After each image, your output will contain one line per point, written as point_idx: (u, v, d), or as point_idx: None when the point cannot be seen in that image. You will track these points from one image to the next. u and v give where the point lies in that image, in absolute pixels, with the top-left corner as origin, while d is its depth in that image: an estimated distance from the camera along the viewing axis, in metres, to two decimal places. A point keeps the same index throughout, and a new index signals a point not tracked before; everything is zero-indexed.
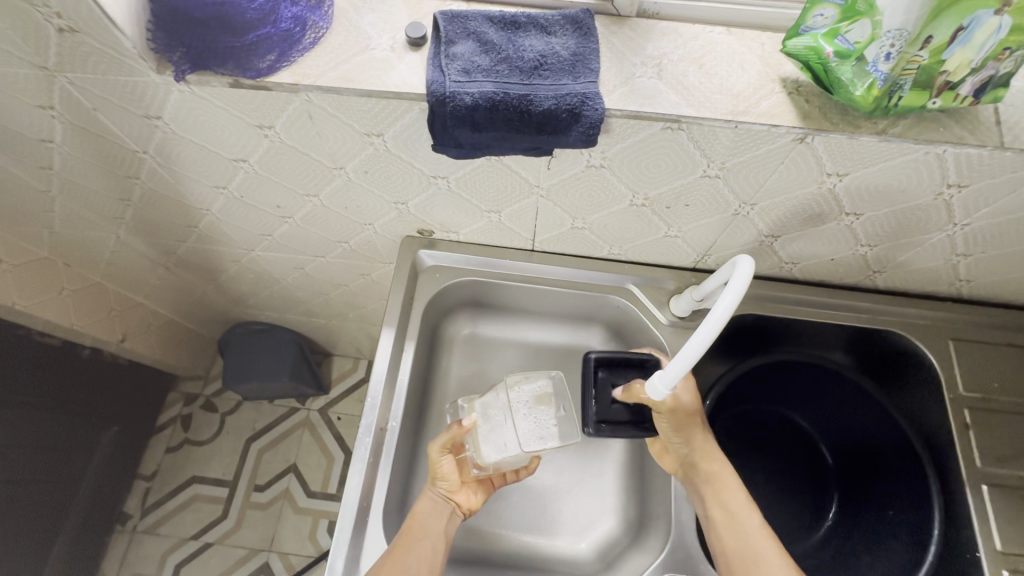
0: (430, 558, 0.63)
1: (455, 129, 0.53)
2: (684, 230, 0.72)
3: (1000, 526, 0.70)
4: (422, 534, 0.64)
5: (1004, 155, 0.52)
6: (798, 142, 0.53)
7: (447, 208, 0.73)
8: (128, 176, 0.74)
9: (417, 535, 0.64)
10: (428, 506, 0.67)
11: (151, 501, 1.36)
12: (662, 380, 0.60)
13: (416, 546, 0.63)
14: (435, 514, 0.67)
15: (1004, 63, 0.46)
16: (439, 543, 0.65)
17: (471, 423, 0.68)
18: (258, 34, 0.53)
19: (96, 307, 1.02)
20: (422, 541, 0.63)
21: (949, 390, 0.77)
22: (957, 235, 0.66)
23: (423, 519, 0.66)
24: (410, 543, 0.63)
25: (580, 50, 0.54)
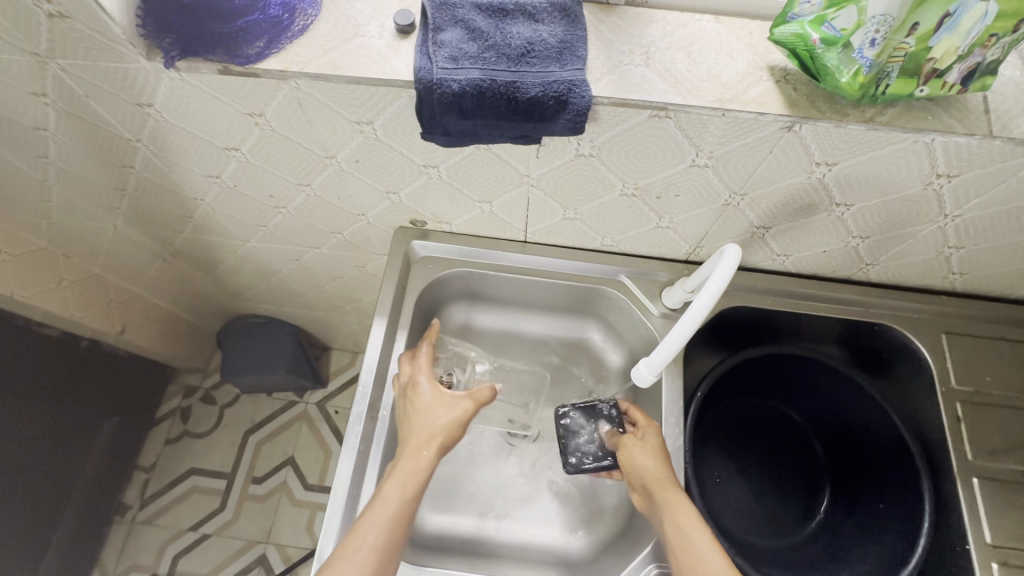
0: (404, 522, 0.60)
1: (443, 116, 0.53)
2: (676, 221, 0.72)
3: (991, 519, 0.69)
4: (398, 495, 0.61)
5: (992, 144, 0.52)
6: (786, 130, 0.53)
7: (439, 198, 0.74)
8: (123, 166, 0.75)
9: (394, 493, 0.61)
10: (411, 460, 0.64)
11: (150, 492, 1.37)
12: (647, 366, 0.65)
13: (390, 507, 0.60)
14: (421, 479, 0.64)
15: (991, 50, 0.46)
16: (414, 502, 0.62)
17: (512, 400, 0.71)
18: (247, 20, 0.53)
19: (95, 298, 1.03)
20: (396, 505, 0.60)
21: (941, 383, 0.77)
22: (948, 227, 0.65)
23: (405, 473, 0.62)
24: (382, 504, 0.60)
25: (568, 37, 0.54)
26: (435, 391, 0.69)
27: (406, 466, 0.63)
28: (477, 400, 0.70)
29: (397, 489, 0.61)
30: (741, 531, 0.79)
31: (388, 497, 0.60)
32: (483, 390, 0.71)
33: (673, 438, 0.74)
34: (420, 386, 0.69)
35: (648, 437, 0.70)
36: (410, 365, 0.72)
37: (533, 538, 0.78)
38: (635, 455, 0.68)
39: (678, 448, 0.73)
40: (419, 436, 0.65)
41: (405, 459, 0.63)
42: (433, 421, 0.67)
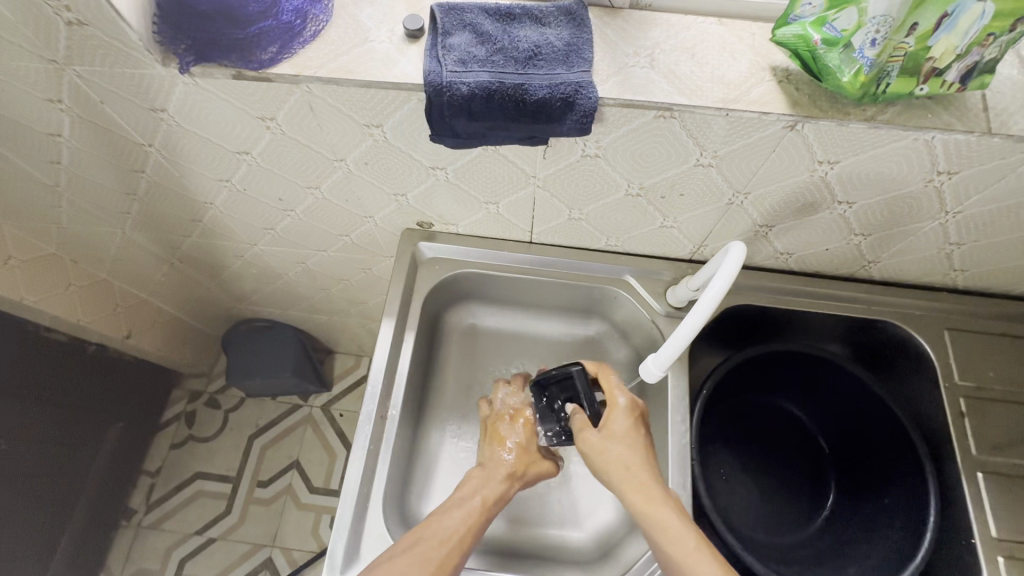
0: (474, 530, 0.62)
1: (452, 118, 0.54)
2: (680, 221, 0.73)
3: (995, 512, 0.70)
4: (478, 507, 0.63)
5: (991, 141, 0.53)
6: (789, 129, 0.54)
7: (447, 200, 0.75)
8: (134, 171, 0.76)
9: (473, 503, 0.64)
10: (495, 480, 0.67)
11: (155, 497, 1.37)
12: (656, 363, 0.64)
13: (468, 514, 0.62)
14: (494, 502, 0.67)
15: (988, 49, 0.47)
16: (489, 516, 0.64)
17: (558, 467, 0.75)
18: (260, 27, 0.55)
19: (103, 302, 1.04)
20: (473, 514, 0.63)
21: (944, 379, 0.77)
22: (949, 223, 0.66)
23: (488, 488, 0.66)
24: (460, 510, 0.62)
25: (574, 40, 0.55)
26: (531, 434, 0.74)
27: (490, 483, 0.67)
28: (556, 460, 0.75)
29: (481, 500, 0.64)
30: (747, 528, 0.80)
31: (470, 505, 0.63)
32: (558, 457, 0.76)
33: (680, 436, 0.74)
34: (524, 418, 0.75)
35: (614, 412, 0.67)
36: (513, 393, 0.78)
37: (543, 536, 0.78)
38: (598, 454, 0.65)
39: (685, 446, 0.74)
40: (508, 463, 0.70)
41: (501, 481, 0.67)
42: (525, 462, 0.71)
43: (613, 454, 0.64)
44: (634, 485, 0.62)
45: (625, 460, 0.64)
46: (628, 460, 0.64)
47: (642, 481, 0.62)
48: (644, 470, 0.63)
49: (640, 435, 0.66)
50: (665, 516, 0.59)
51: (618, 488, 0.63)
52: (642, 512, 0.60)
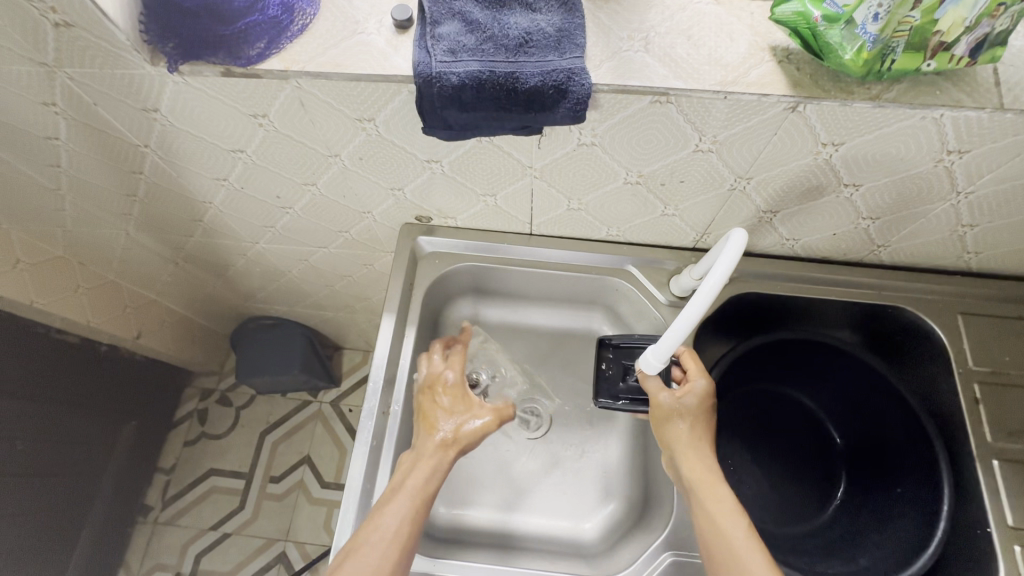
0: (414, 516, 0.60)
1: (443, 110, 0.53)
2: (682, 208, 0.71)
3: (1011, 500, 0.68)
4: (411, 493, 0.61)
5: (1004, 118, 0.51)
6: (790, 110, 0.52)
7: (444, 193, 0.74)
8: (133, 172, 0.76)
9: (404, 492, 0.61)
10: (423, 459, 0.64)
11: (171, 493, 1.39)
12: (655, 354, 0.61)
13: (401, 506, 0.59)
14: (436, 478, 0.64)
15: (999, 20, 0.45)
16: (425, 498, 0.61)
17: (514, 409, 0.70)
18: (247, 22, 0.53)
19: (111, 304, 1.05)
20: (408, 503, 0.60)
21: (958, 365, 0.75)
22: (961, 204, 0.64)
23: (418, 470, 0.62)
24: (395, 505, 0.60)
25: (566, 25, 0.54)
26: (451, 396, 0.68)
27: (422, 465, 0.63)
28: (501, 416, 0.68)
29: (413, 487, 0.61)
30: (755, 519, 0.79)
31: (405, 494, 0.61)
32: (507, 407, 0.69)
33: None
34: (442, 384, 0.69)
35: (692, 390, 0.66)
36: (433, 358, 0.72)
37: (548, 529, 0.78)
38: (670, 419, 0.65)
39: None
40: (438, 435, 0.66)
41: (427, 461, 0.63)
42: (455, 430, 0.66)
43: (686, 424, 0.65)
44: (700, 459, 0.63)
45: (697, 433, 0.65)
46: (697, 434, 0.65)
47: (705, 458, 0.63)
48: (708, 449, 0.64)
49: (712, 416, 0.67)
50: (727, 497, 0.60)
51: (682, 455, 0.64)
52: (700, 488, 0.61)
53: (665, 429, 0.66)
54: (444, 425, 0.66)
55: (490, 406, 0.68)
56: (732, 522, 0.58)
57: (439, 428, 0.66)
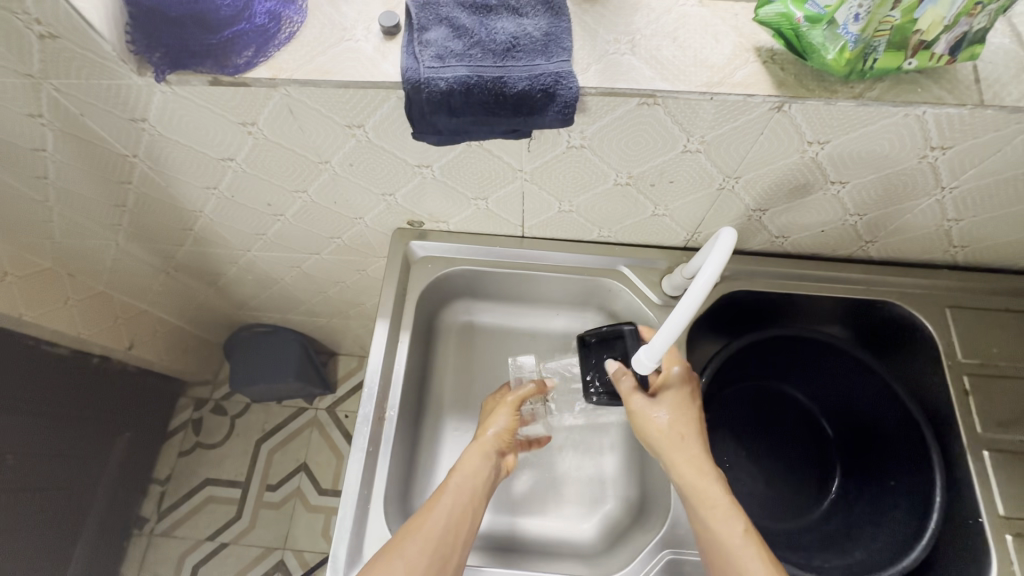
0: (470, 517, 0.63)
1: (432, 115, 0.53)
2: (672, 208, 0.72)
3: (1001, 490, 0.69)
4: (466, 497, 0.64)
5: (984, 114, 0.52)
6: (776, 110, 0.53)
7: (436, 198, 0.74)
8: (121, 182, 0.76)
9: (459, 494, 0.64)
10: (477, 463, 0.68)
11: (167, 504, 1.38)
12: (648, 354, 0.60)
13: (456, 509, 0.63)
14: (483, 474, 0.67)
15: (977, 19, 0.46)
16: (479, 502, 0.65)
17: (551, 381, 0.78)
18: (235, 30, 0.53)
19: (102, 314, 1.04)
20: (460, 505, 0.63)
21: (947, 358, 0.76)
22: (945, 199, 0.65)
23: (473, 475, 0.66)
24: (444, 501, 0.63)
25: (552, 29, 0.54)
26: (506, 409, 0.73)
27: (475, 470, 0.67)
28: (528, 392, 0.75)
29: (466, 487, 0.65)
30: (752, 515, 0.80)
31: (456, 493, 0.64)
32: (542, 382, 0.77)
33: None
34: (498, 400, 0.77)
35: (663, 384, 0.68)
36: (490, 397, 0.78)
37: (547, 531, 0.78)
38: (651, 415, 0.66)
39: None
40: (487, 442, 0.70)
41: (463, 461, 0.68)
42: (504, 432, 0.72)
43: (668, 422, 0.65)
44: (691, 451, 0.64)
45: (681, 424, 0.65)
46: (679, 429, 0.65)
47: (692, 458, 0.63)
48: (694, 445, 0.64)
49: (695, 405, 0.67)
50: (716, 494, 0.61)
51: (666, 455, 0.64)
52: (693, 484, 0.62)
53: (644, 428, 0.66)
54: (494, 430, 0.72)
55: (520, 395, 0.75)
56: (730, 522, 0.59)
57: (488, 434, 0.71)
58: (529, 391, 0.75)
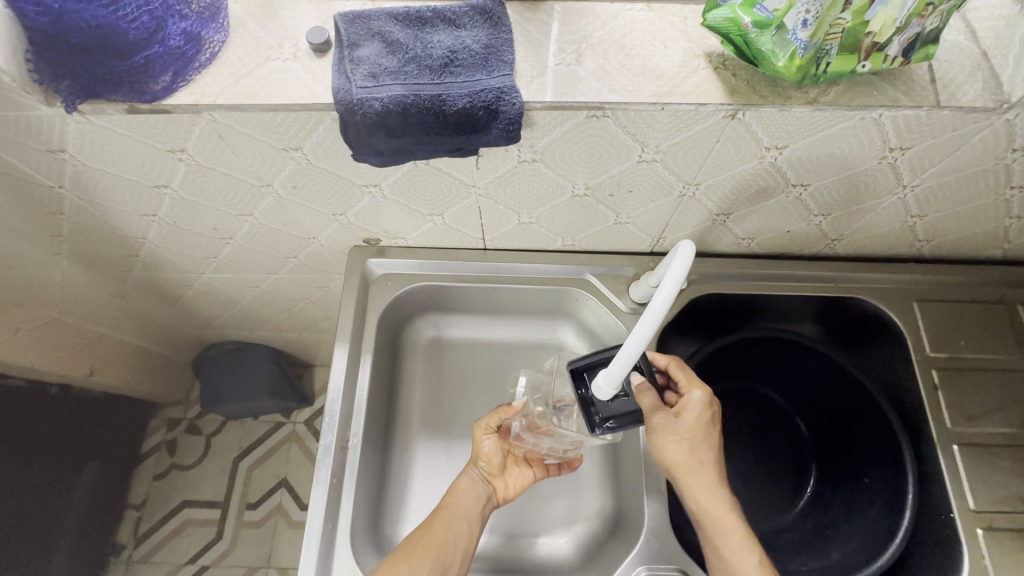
0: (466, 535, 0.65)
1: (370, 137, 0.50)
2: (634, 216, 0.69)
3: (971, 485, 0.69)
4: (463, 518, 0.66)
5: (941, 115, 0.50)
6: (730, 118, 0.51)
7: (390, 215, 0.71)
8: (53, 212, 0.71)
9: (456, 514, 0.66)
10: (467, 487, 0.70)
11: (143, 530, 1.34)
12: (606, 381, 0.55)
13: (454, 529, 0.65)
14: (473, 493, 0.70)
15: (929, 20, 0.44)
16: (475, 523, 0.67)
17: (519, 404, 0.72)
18: (147, 54, 0.48)
19: (56, 343, 0.99)
20: (456, 523, 0.65)
21: (916, 353, 0.76)
22: (908, 197, 0.64)
23: (464, 498, 0.68)
24: (445, 523, 0.65)
25: (492, 41, 0.51)
26: (485, 435, 0.73)
27: (468, 492, 0.69)
28: (505, 414, 0.72)
29: (462, 507, 0.67)
30: None
31: (455, 514, 0.66)
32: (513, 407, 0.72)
33: None
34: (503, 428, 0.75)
35: (687, 416, 0.64)
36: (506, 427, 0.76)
37: (524, 550, 0.77)
38: (670, 441, 0.63)
39: None
40: (479, 469, 0.72)
41: (453, 483, 0.71)
42: (494, 458, 0.72)
43: (687, 454, 0.63)
44: (709, 487, 0.63)
45: (698, 459, 0.63)
46: (700, 461, 0.63)
47: (715, 486, 0.63)
48: (715, 473, 0.64)
49: (713, 427, 0.65)
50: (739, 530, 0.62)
51: (690, 486, 0.63)
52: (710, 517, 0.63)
53: (672, 460, 0.64)
54: (485, 456, 0.72)
55: (490, 425, 0.73)
56: (744, 555, 0.61)
57: (480, 460, 0.72)
58: (493, 419, 0.73)
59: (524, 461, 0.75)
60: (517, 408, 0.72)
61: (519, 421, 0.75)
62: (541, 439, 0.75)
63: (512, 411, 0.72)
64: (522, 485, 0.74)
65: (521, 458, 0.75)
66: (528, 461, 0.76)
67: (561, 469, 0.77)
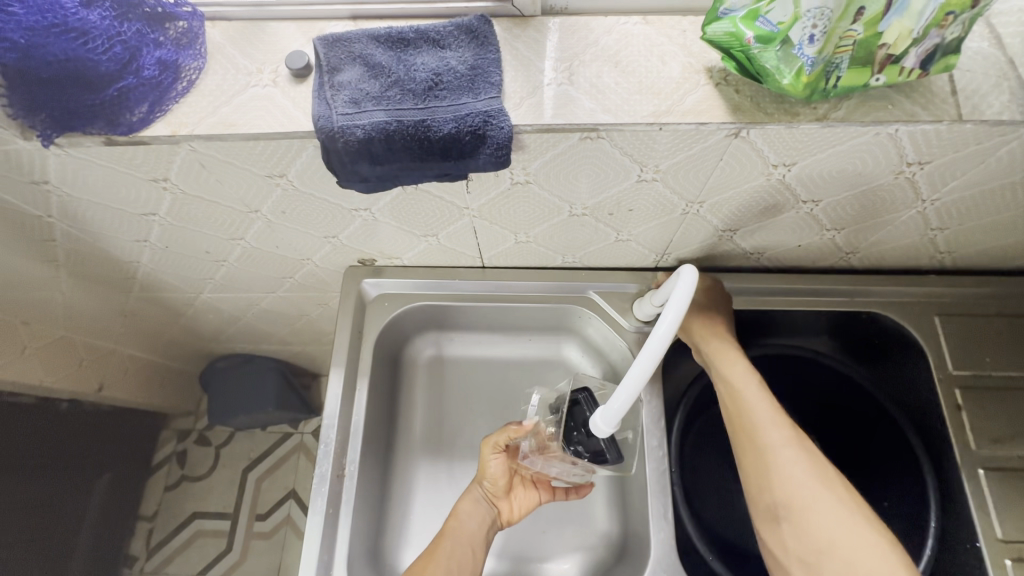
0: (471, 561, 0.63)
1: (354, 164, 0.48)
2: (636, 234, 0.66)
3: (999, 512, 0.65)
4: (467, 543, 0.64)
5: (963, 129, 0.46)
6: (733, 137, 0.48)
7: (383, 236, 0.69)
8: (46, 238, 0.70)
9: (460, 539, 0.64)
10: (473, 509, 0.68)
11: (155, 541, 1.33)
12: (604, 418, 0.53)
13: (459, 554, 0.63)
14: (478, 514, 0.68)
15: (949, 30, 0.41)
16: (480, 548, 0.65)
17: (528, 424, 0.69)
18: (119, 87, 0.47)
19: (63, 362, 0.99)
20: (460, 548, 0.63)
21: (938, 370, 0.72)
22: (928, 211, 0.60)
23: (467, 521, 0.66)
24: (450, 548, 0.63)
25: (478, 62, 0.48)
26: (491, 455, 0.71)
27: (473, 514, 0.67)
28: (513, 433, 0.70)
29: (467, 531, 0.65)
30: None
31: (459, 539, 0.64)
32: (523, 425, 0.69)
33: (658, 461, 0.70)
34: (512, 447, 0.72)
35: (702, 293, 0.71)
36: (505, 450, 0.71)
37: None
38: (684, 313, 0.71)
39: (665, 471, 0.69)
40: (485, 490, 0.70)
41: (456, 503, 0.69)
42: (501, 480, 0.70)
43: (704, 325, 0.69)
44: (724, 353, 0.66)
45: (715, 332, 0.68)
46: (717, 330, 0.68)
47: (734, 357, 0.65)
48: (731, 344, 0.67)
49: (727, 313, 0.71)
50: (781, 436, 0.57)
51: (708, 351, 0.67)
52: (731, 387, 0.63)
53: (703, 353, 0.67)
54: (489, 476, 0.70)
55: (494, 444, 0.70)
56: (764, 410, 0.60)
57: (485, 480, 0.70)
58: (501, 437, 0.70)
59: (531, 483, 0.73)
60: (527, 428, 0.69)
61: (528, 441, 0.71)
62: (549, 464, 0.70)
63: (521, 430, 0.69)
64: (527, 508, 0.72)
65: (528, 480, 0.73)
66: (535, 483, 0.73)
67: (568, 494, 0.74)
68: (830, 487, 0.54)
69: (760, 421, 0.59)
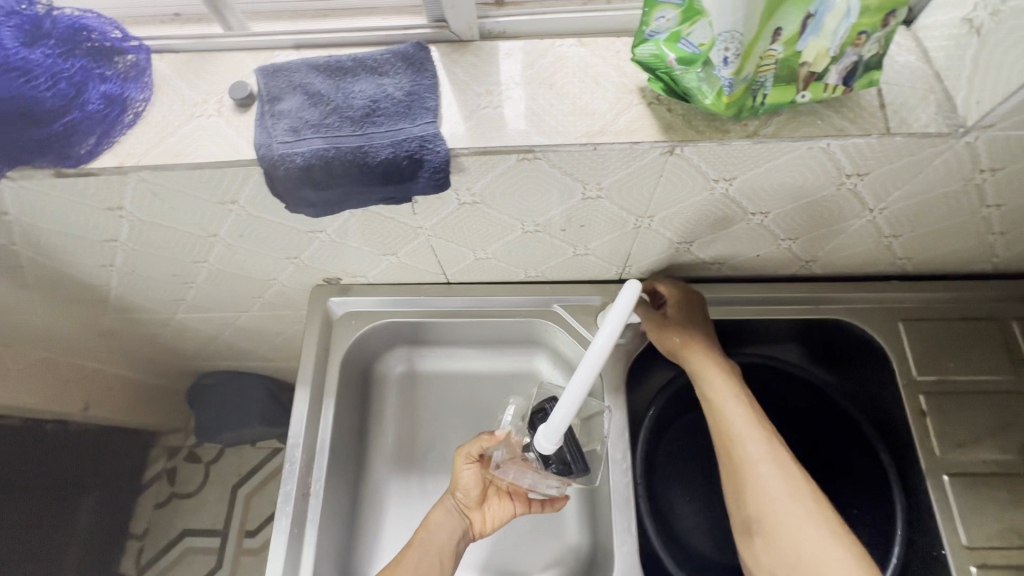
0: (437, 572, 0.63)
1: (297, 190, 0.49)
2: (592, 248, 0.67)
3: (963, 518, 0.65)
4: (433, 555, 0.64)
5: (893, 141, 0.47)
6: (668, 154, 0.48)
7: (344, 256, 0.70)
8: (15, 265, 0.72)
9: (427, 552, 0.64)
10: (443, 520, 0.67)
11: (146, 557, 1.30)
12: (546, 437, 0.56)
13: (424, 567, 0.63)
14: (447, 526, 0.67)
15: (865, 47, 0.42)
16: (448, 561, 0.65)
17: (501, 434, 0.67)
18: (66, 121, 0.48)
19: (43, 384, 1.00)
20: (426, 562, 0.63)
21: (902, 376, 0.72)
22: (877, 219, 0.61)
23: (437, 533, 0.66)
24: (417, 561, 0.63)
25: (414, 88, 0.49)
26: (465, 465, 0.69)
27: (443, 526, 0.67)
28: (486, 443, 0.68)
29: (435, 544, 0.65)
30: None
31: (426, 552, 0.64)
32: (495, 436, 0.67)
33: (622, 474, 0.70)
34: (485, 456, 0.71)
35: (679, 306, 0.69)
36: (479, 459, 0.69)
37: None
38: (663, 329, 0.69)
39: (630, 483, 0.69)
40: (457, 500, 0.69)
41: (426, 514, 0.69)
42: (473, 491, 0.69)
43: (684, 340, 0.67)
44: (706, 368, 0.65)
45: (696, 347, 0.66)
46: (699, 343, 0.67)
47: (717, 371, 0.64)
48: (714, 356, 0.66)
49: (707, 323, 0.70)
50: (759, 450, 0.58)
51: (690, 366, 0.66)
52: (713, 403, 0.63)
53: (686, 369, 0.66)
54: (463, 485, 0.69)
55: (468, 453, 0.69)
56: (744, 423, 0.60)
57: (458, 489, 0.69)
58: (474, 446, 0.68)
59: (505, 493, 0.72)
60: (500, 437, 0.68)
61: (501, 451, 0.70)
62: (522, 474, 0.70)
63: (494, 440, 0.67)
64: (501, 519, 0.71)
65: (503, 490, 0.72)
66: (510, 494, 0.72)
67: (543, 505, 0.73)
68: (801, 502, 0.54)
69: (740, 437, 0.59)
